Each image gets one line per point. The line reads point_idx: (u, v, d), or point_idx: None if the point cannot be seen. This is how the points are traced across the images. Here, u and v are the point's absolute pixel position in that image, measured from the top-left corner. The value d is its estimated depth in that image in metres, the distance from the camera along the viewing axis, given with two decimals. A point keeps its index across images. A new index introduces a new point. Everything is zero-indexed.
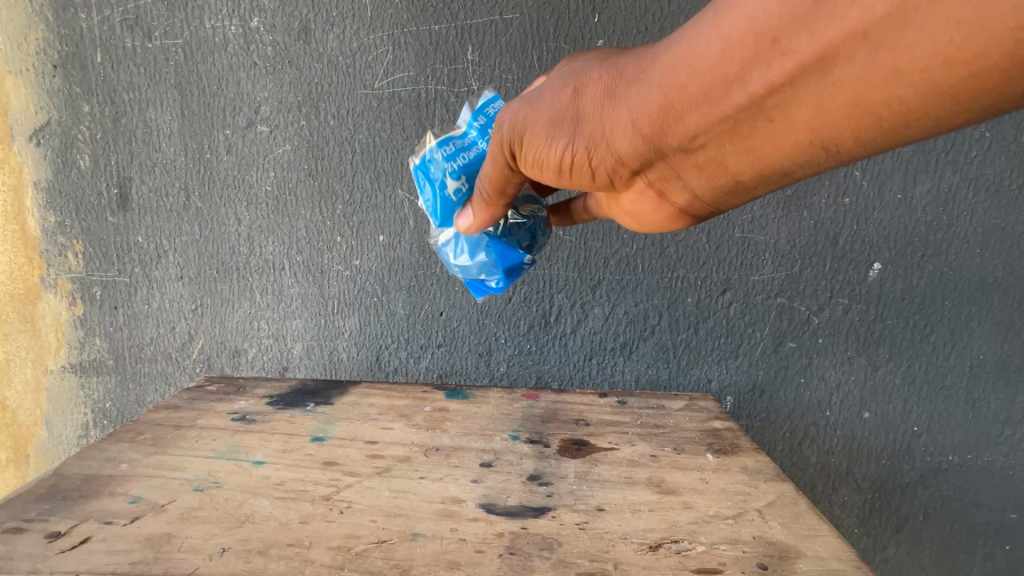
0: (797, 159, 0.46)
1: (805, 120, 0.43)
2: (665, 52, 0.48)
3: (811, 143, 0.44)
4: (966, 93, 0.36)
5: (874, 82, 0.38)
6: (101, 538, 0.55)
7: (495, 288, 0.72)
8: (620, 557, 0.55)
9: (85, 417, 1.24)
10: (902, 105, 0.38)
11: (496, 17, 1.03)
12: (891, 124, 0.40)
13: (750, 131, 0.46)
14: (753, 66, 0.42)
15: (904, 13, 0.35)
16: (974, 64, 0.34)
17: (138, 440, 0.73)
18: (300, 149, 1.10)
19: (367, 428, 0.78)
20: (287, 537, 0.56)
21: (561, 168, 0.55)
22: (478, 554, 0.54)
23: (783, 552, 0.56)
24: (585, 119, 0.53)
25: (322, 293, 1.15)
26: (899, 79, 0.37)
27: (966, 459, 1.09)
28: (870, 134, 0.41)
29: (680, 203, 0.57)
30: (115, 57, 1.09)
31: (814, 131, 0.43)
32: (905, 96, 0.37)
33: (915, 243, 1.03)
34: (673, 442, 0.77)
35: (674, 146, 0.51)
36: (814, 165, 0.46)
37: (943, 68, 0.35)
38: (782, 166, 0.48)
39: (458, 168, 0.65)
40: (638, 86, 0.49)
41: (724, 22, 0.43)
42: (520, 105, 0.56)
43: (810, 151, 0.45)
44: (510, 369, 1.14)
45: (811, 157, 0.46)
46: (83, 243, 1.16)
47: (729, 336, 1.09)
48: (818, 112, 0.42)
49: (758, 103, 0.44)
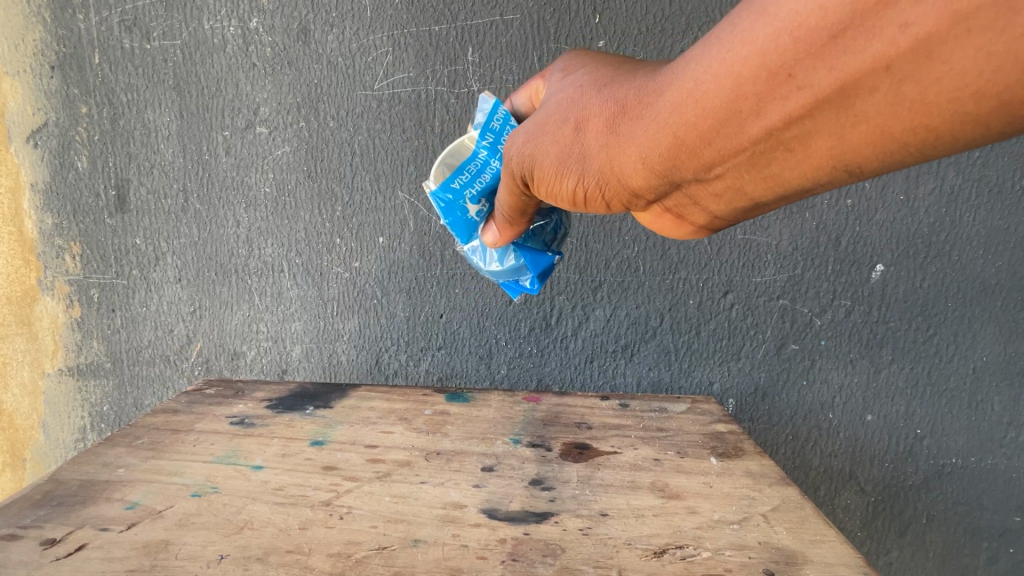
0: (819, 183, 0.45)
1: (825, 149, 0.42)
2: (670, 85, 0.46)
3: (835, 167, 0.43)
4: (997, 121, 0.35)
5: (898, 114, 0.37)
6: (98, 545, 0.54)
7: (528, 289, 0.74)
8: (624, 564, 0.54)
9: (82, 421, 1.23)
10: (930, 133, 0.37)
11: (496, 17, 1.02)
12: (917, 148, 0.39)
13: (768, 159, 0.45)
14: (767, 101, 0.41)
15: (928, 47, 0.34)
16: (1008, 90, 0.33)
17: (136, 445, 0.72)
18: (299, 150, 1.10)
19: (367, 431, 0.77)
20: (287, 544, 0.55)
21: (574, 199, 0.57)
22: (480, 560, 0.53)
23: (790, 558, 0.56)
24: (595, 153, 0.53)
25: (322, 295, 1.14)
26: (927, 107, 0.36)
27: (970, 461, 1.09)
28: (896, 158, 0.40)
29: (700, 222, 0.57)
30: (113, 58, 1.09)
31: (836, 160, 0.42)
32: (932, 125, 0.37)
33: (918, 244, 1.03)
34: (676, 446, 0.76)
35: (689, 176, 0.50)
36: (839, 183, 0.45)
37: (972, 99, 0.35)
38: (804, 187, 0.47)
39: (477, 193, 0.66)
40: (646, 121, 0.48)
41: (733, 58, 0.41)
42: (525, 138, 0.56)
43: (831, 175, 0.44)
44: (511, 371, 1.14)
45: (834, 181, 0.45)
46: (81, 245, 1.15)
47: (731, 339, 1.08)
48: (839, 144, 0.41)
49: (774, 136, 0.43)
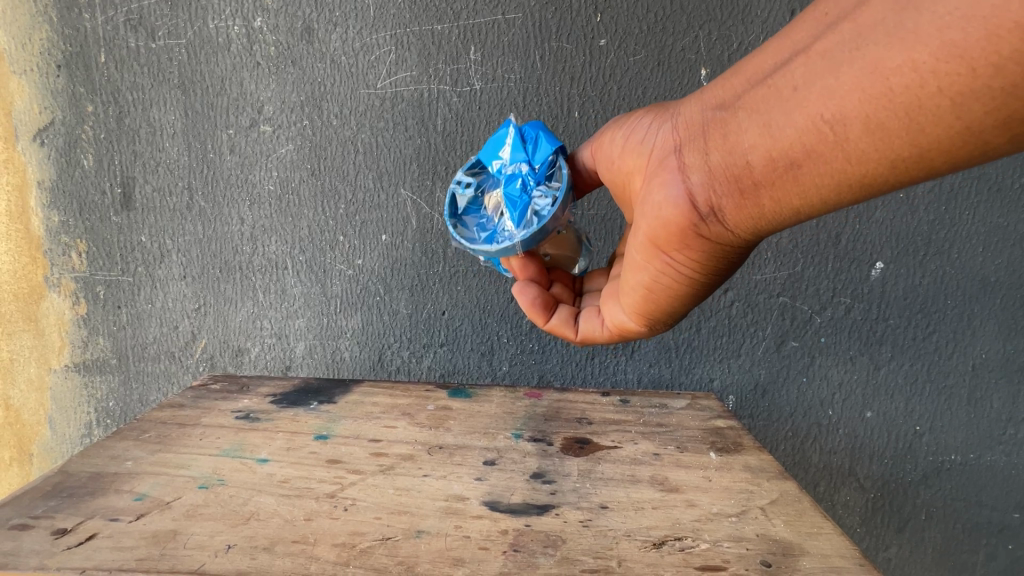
0: (806, 143, 0.42)
1: (818, 85, 0.41)
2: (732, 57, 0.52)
3: (823, 113, 0.41)
4: (983, 62, 0.34)
5: (891, 43, 0.37)
6: (107, 534, 0.55)
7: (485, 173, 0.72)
8: (623, 554, 0.55)
9: (88, 417, 1.24)
10: (917, 73, 0.36)
11: (498, 16, 1.03)
12: (905, 100, 0.37)
13: (772, 98, 0.44)
14: (798, 44, 0.44)
15: None
16: (994, 13, 0.33)
17: (143, 438, 0.73)
18: (303, 148, 1.11)
19: (371, 426, 0.78)
20: (292, 534, 0.56)
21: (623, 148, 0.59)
22: (482, 551, 0.54)
23: (787, 550, 0.56)
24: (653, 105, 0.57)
25: (325, 292, 1.15)
26: (918, 33, 0.36)
27: (969, 458, 1.09)
28: (881, 109, 0.38)
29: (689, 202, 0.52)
30: (119, 58, 1.10)
31: (826, 97, 0.41)
32: (922, 58, 0.36)
33: (917, 242, 1.03)
34: (676, 441, 0.77)
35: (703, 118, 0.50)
36: (822, 148, 0.42)
37: (961, 26, 0.34)
38: (791, 146, 0.43)
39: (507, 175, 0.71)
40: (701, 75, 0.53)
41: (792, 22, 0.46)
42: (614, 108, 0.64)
43: (819, 129, 0.42)
44: (512, 368, 1.15)
45: (819, 143, 0.42)
46: (87, 243, 1.17)
47: (731, 336, 1.09)
48: (832, 76, 0.40)
49: (788, 70, 0.43)
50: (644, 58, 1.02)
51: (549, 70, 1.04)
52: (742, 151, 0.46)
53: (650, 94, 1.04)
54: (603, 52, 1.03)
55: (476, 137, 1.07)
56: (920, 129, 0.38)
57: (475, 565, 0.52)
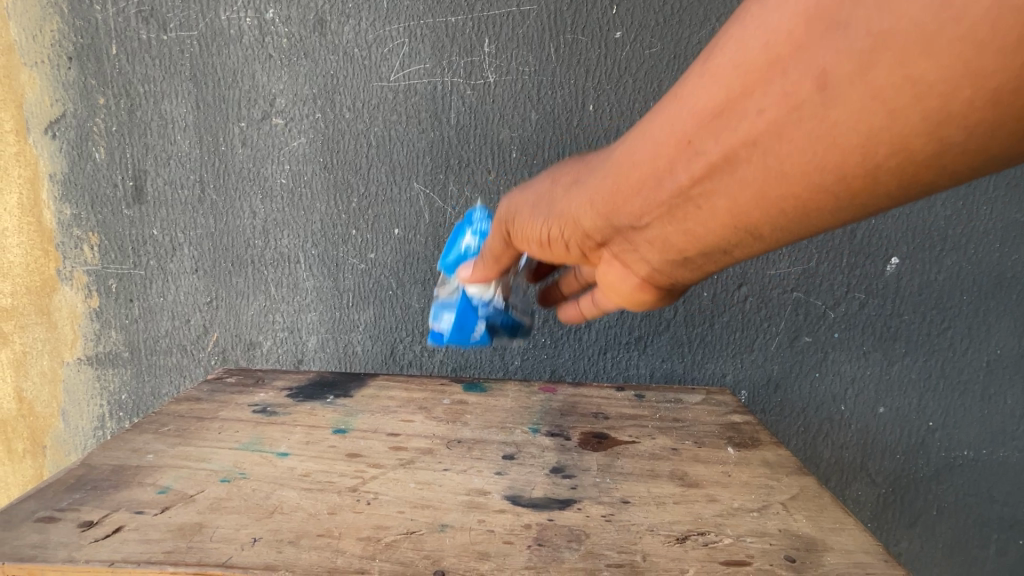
0: (728, 241, 0.46)
1: (728, 206, 0.43)
2: (615, 152, 0.49)
3: (744, 219, 0.43)
4: (918, 159, 0.34)
5: (814, 154, 0.37)
6: (134, 527, 0.55)
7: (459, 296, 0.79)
8: (648, 549, 0.54)
9: (101, 409, 1.25)
10: (843, 172, 0.37)
11: (513, 8, 1.02)
12: (837, 200, 0.38)
13: (691, 211, 0.45)
14: (676, 163, 0.43)
15: (826, 92, 0.35)
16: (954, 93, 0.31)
17: (162, 432, 0.74)
18: (315, 141, 1.10)
19: (388, 420, 0.78)
20: (317, 528, 0.56)
21: (543, 241, 0.59)
22: (507, 545, 0.54)
23: (810, 545, 0.56)
24: (557, 202, 0.56)
25: (337, 286, 1.15)
26: (840, 127, 0.35)
27: (981, 454, 1.09)
28: (809, 215, 0.40)
29: (649, 284, 0.55)
30: (129, 49, 1.09)
31: (740, 210, 0.43)
32: (832, 170, 0.37)
33: (934, 237, 1.03)
34: (693, 436, 0.78)
35: (628, 224, 0.51)
36: (752, 243, 0.45)
37: (939, 100, 0.32)
38: (720, 241, 0.46)
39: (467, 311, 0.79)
40: (595, 175, 0.51)
41: (655, 122, 0.45)
42: (514, 194, 0.63)
43: (737, 234, 0.45)
44: (525, 362, 1.14)
45: (740, 240, 0.45)
46: (99, 236, 1.16)
47: (745, 331, 1.09)
48: (754, 190, 0.41)
49: (685, 191, 0.44)
50: (660, 51, 1.02)
51: (564, 62, 1.03)
52: (679, 249, 0.49)
53: (666, 87, 1.03)
54: (618, 45, 1.02)
55: (489, 130, 1.06)
56: (860, 208, 0.39)
57: (501, 558, 0.52)
